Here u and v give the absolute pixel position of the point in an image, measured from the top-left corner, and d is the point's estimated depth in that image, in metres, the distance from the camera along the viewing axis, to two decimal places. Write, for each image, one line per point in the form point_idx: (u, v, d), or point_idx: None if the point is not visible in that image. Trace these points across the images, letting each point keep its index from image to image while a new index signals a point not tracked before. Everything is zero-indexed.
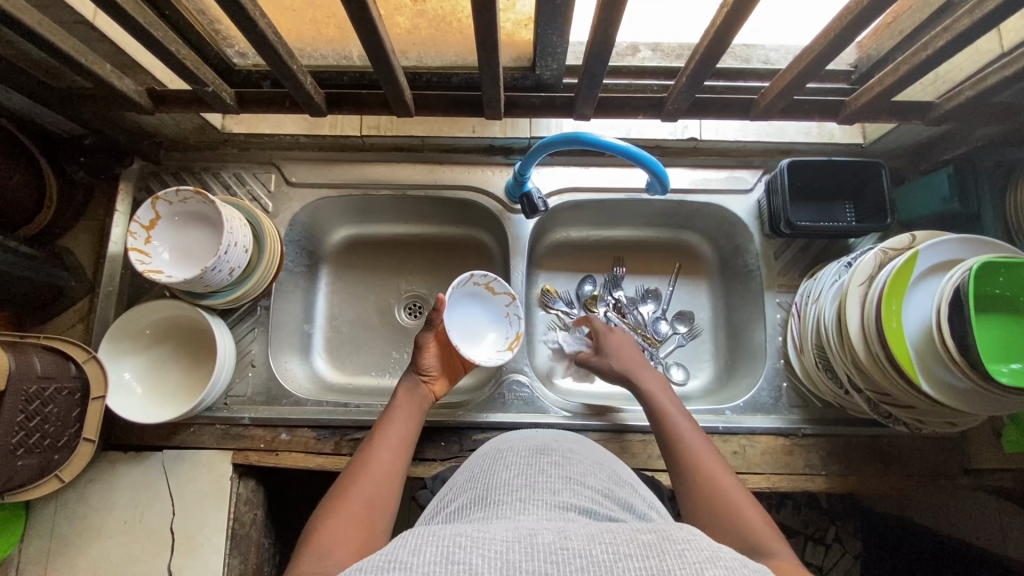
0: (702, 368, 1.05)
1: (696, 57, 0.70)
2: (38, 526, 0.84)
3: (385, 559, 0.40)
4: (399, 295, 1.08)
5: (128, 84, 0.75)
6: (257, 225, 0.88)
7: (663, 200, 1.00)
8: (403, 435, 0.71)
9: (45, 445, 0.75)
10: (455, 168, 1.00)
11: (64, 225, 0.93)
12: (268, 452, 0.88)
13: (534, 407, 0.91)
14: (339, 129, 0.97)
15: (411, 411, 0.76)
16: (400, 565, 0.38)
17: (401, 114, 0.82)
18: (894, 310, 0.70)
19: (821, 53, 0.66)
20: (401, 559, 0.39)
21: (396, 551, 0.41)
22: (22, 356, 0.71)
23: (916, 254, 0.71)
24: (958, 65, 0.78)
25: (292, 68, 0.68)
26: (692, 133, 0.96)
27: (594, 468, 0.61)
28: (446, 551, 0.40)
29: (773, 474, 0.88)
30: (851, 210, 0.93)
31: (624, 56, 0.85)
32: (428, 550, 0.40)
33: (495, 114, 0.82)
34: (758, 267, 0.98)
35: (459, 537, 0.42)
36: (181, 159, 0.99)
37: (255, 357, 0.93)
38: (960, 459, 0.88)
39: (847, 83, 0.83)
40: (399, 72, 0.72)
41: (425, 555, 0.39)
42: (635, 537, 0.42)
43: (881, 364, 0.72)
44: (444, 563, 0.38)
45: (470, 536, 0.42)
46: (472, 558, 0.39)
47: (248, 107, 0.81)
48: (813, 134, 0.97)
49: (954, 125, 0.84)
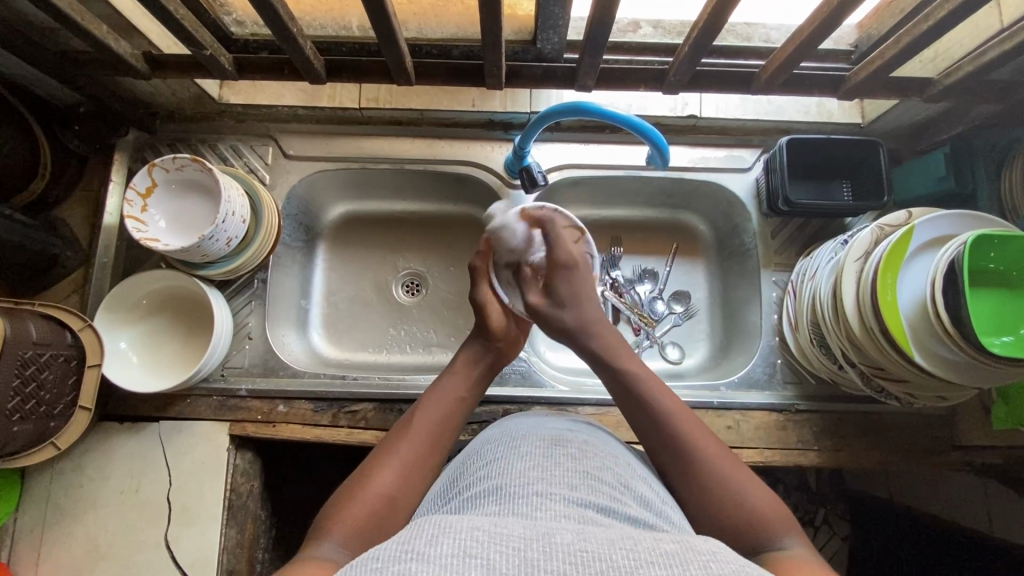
0: (698, 347, 1.06)
1: (698, 26, 0.70)
2: (34, 495, 0.84)
3: (402, 549, 0.40)
4: (397, 272, 1.07)
5: (124, 46, 0.74)
6: (256, 196, 0.88)
7: (663, 177, 1.00)
8: (444, 417, 0.67)
9: (40, 411, 0.74)
10: (454, 142, 0.99)
11: (57, 194, 0.92)
12: (265, 423, 0.88)
13: (531, 380, 0.92)
14: (337, 101, 0.96)
15: (459, 391, 0.71)
16: (416, 557, 0.39)
17: (401, 83, 0.81)
18: (891, 283, 0.71)
19: (822, 24, 0.67)
20: (418, 550, 0.40)
21: (412, 541, 0.41)
22: (18, 321, 0.71)
23: (915, 228, 0.72)
24: (957, 42, 0.79)
25: (292, 31, 0.68)
26: (692, 110, 0.96)
27: (611, 462, 0.58)
28: (464, 545, 0.40)
29: (766, 449, 0.89)
30: (848, 188, 0.93)
31: (625, 33, 0.85)
32: (445, 542, 0.41)
33: (496, 85, 0.81)
34: (755, 246, 0.99)
35: (476, 530, 0.42)
36: (176, 130, 0.98)
37: (252, 329, 0.93)
38: (948, 436, 0.90)
39: (846, 63, 0.82)
40: (400, 39, 0.71)
41: (442, 547, 0.40)
42: (659, 545, 0.42)
43: (877, 338, 0.73)
44: (461, 557, 0.39)
45: (488, 530, 0.42)
46: (490, 554, 0.40)
47: (247, 74, 0.80)
48: (812, 113, 0.97)
49: (952, 103, 0.84)
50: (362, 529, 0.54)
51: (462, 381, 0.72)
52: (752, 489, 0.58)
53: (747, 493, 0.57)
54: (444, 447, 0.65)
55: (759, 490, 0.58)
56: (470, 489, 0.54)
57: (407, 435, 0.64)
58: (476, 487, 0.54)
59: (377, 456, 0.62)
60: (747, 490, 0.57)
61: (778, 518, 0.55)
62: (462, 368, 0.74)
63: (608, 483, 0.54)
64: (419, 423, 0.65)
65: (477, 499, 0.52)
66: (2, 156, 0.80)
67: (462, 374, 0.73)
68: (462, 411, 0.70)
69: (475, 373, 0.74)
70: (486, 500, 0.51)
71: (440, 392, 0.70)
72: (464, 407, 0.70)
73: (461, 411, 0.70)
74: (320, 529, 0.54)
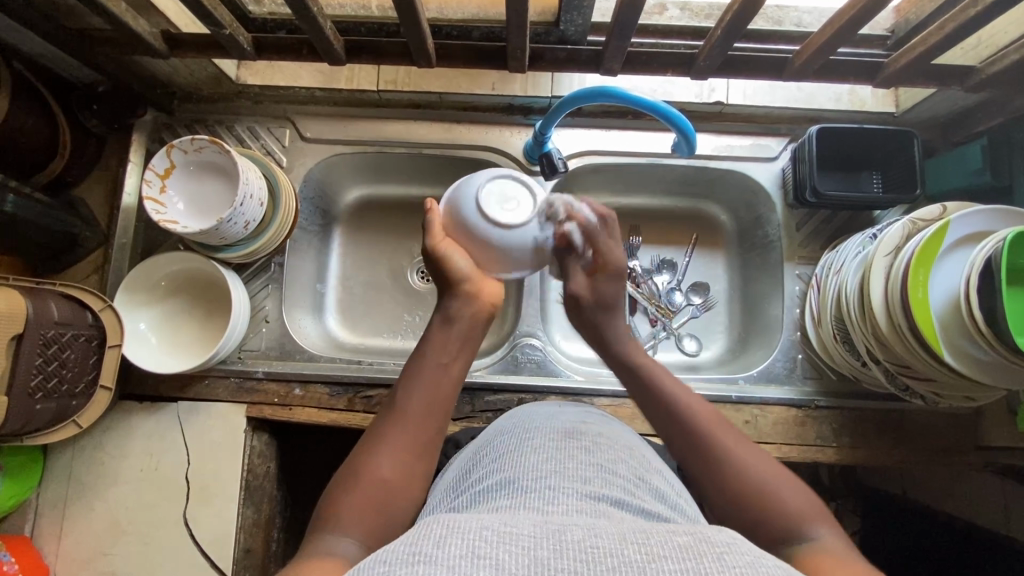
0: (715, 339, 1.04)
1: (731, 10, 0.67)
2: (57, 471, 0.86)
3: (409, 551, 0.40)
4: (412, 257, 1.07)
5: (143, 25, 0.73)
6: (273, 179, 0.87)
7: (685, 165, 0.97)
8: (433, 394, 0.65)
9: (62, 390, 0.75)
10: (472, 127, 0.98)
11: (77, 173, 0.92)
12: (282, 406, 0.89)
13: (546, 370, 0.92)
14: (355, 83, 0.94)
15: (447, 361, 0.68)
16: (424, 559, 0.38)
17: (420, 64, 0.79)
18: (919, 280, 0.69)
19: (860, 10, 0.64)
20: (426, 552, 0.39)
21: (421, 543, 0.41)
22: (40, 301, 0.71)
23: (945, 223, 0.69)
24: (1002, 28, 0.75)
25: (312, 11, 0.66)
26: (719, 96, 0.94)
27: (624, 455, 0.57)
28: (472, 545, 0.40)
29: (784, 445, 0.88)
30: (878, 180, 0.90)
31: (652, 14, 0.81)
32: (453, 542, 0.40)
33: (518, 67, 0.79)
34: (779, 238, 0.97)
35: (485, 530, 0.41)
36: (194, 110, 0.98)
37: (269, 313, 0.93)
38: (972, 436, 0.88)
39: (882, 49, 0.79)
40: (422, 18, 0.69)
41: (450, 549, 0.39)
42: (671, 539, 0.41)
43: (902, 335, 0.71)
44: (470, 558, 0.38)
45: (498, 529, 0.42)
46: (499, 553, 0.39)
47: (265, 54, 0.79)
48: (843, 101, 0.94)
49: (992, 93, 0.81)
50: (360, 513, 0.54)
51: (445, 351, 0.69)
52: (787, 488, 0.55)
53: (777, 483, 0.55)
54: (436, 420, 0.64)
55: (793, 484, 0.55)
56: (481, 483, 0.53)
57: (395, 413, 0.63)
58: (489, 480, 0.53)
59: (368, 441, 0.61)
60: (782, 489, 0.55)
61: (814, 509, 0.53)
62: (443, 334, 0.70)
63: (622, 476, 0.54)
64: (407, 401, 0.63)
65: (489, 493, 0.51)
66: (22, 135, 0.80)
67: (443, 335, 0.70)
68: (453, 381, 0.68)
69: (458, 340, 0.70)
70: (498, 493, 0.51)
71: (428, 364, 0.67)
72: (455, 377, 0.69)
73: (452, 382, 0.68)
74: (320, 519, 0.54)
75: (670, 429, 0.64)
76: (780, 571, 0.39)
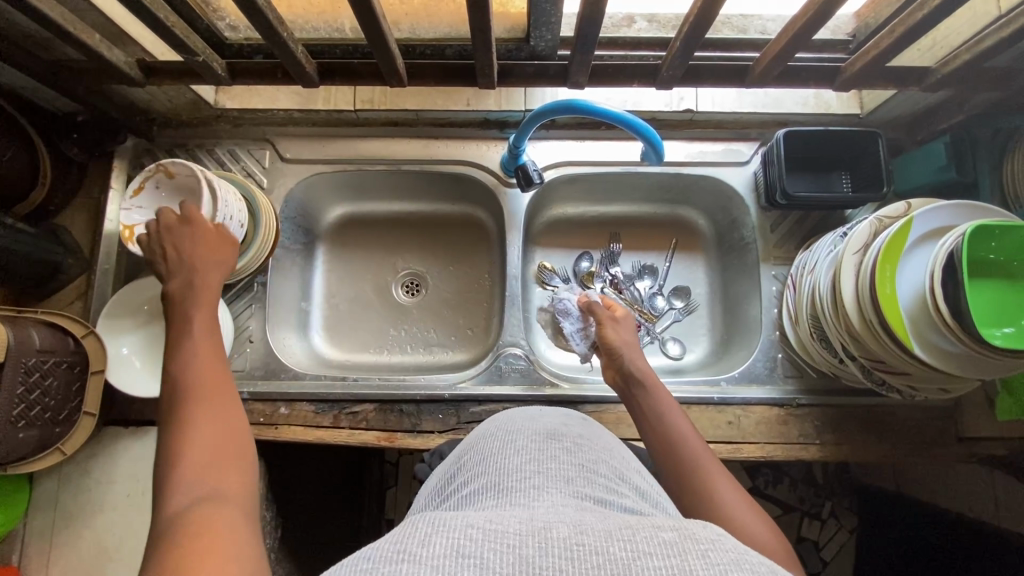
0: (699, 342, 1.05)
1: (688, 21, 0.69)
2: (42, 499, 0.86)
3: (394, 549, 0.40)
4: (396, 272, 1.08)
5: (117, 54, 0.74)
6: (252, 199, 0.88)
7: (660, 172, 0.99)
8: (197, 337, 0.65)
9: (45, 418, 0.75)
10: (450, 143, 0.99)
11: (58, 203, 0.93)
12: (267, 426, 0.89)
13: (530, 379, 0.92)
14: (332, 103, 0.96)
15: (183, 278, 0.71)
16: (408, 558, 0.38)
17: (392, 84, 0.81)
18: (888, 275, 0.70)
19: (811, 19, 0.66)
20: (411, 551, 0.39)
21: (405, 542, 0.41)
22: (22, 330, 0.72)
23: (911, 220, 0.71)
24: (955, 29, 0.78)
25: (283, 36, 0.68)
26: (688, 104, 0.96)
27: (605, 456, 0.59)
28: (457, 544, 0.40)
29: (768, 444, 0.89)
30: (847, 181, 0.92)
31: (620, 27, 0.83)
32: (438, 542, 0.40)
33: (489, 83, 0.81)
34: (755, 239, 0.99)
35: (470, 529, 0.42)
36: (175, 136, 1.00)
37: (253, 332, 0.93)
38: (952, 428, 0.89)
39: (844, 53, 0.81)
40: (391, 41, 0.71)
41: (435, 547, 0.39)
42: (657, 535, 0.41)
43: (876, 332, 0.73)
44: (453, 557, 0.38)
45: (482, 528, 0.42)
46: (483, 552, 0.39)
47: (241, 80, 0.81)
48: (809, 105, 0.97)
49: (952, 92, 0.83)
50: (204, 473, 0.52)
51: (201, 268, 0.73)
52: (754, 521, 0.58)
53: (742, 511, 0.59)
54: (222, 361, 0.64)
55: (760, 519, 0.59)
56: (467, 486, 0.54)
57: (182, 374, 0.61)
58: (474, 483, 0.54)
59: (181, 406, 0.58)
60: (749, 519, 0.58)
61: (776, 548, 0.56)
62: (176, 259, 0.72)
63: (603, 475, 0.55)
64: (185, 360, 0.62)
65: (475, 494, 0.52)
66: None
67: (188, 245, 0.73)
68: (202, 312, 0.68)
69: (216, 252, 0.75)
70: (484, 494, 0.51)
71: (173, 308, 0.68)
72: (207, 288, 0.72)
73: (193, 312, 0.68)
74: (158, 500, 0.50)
75: (661, 450, 0.68)
76: (766, 567, 0.39)
